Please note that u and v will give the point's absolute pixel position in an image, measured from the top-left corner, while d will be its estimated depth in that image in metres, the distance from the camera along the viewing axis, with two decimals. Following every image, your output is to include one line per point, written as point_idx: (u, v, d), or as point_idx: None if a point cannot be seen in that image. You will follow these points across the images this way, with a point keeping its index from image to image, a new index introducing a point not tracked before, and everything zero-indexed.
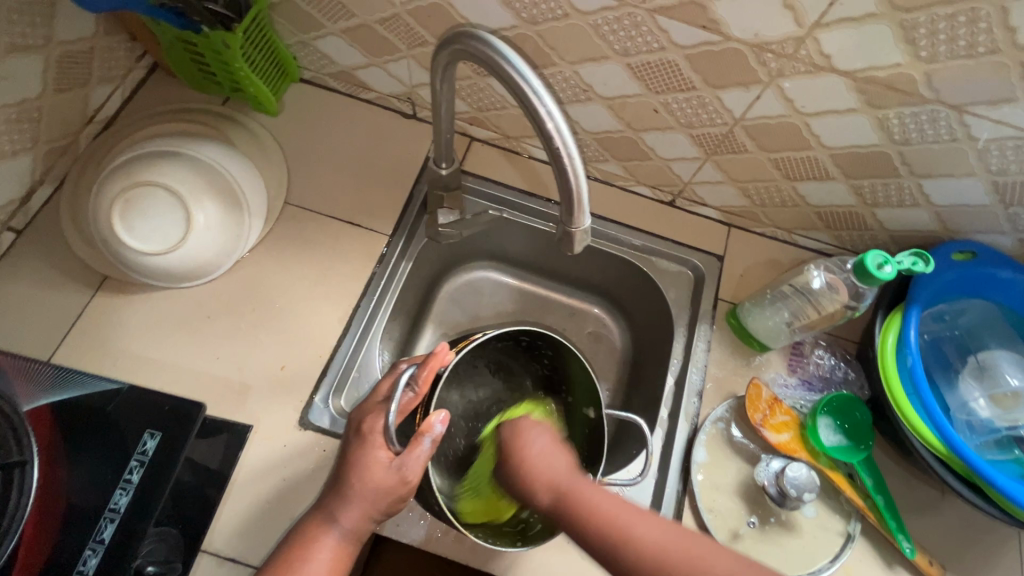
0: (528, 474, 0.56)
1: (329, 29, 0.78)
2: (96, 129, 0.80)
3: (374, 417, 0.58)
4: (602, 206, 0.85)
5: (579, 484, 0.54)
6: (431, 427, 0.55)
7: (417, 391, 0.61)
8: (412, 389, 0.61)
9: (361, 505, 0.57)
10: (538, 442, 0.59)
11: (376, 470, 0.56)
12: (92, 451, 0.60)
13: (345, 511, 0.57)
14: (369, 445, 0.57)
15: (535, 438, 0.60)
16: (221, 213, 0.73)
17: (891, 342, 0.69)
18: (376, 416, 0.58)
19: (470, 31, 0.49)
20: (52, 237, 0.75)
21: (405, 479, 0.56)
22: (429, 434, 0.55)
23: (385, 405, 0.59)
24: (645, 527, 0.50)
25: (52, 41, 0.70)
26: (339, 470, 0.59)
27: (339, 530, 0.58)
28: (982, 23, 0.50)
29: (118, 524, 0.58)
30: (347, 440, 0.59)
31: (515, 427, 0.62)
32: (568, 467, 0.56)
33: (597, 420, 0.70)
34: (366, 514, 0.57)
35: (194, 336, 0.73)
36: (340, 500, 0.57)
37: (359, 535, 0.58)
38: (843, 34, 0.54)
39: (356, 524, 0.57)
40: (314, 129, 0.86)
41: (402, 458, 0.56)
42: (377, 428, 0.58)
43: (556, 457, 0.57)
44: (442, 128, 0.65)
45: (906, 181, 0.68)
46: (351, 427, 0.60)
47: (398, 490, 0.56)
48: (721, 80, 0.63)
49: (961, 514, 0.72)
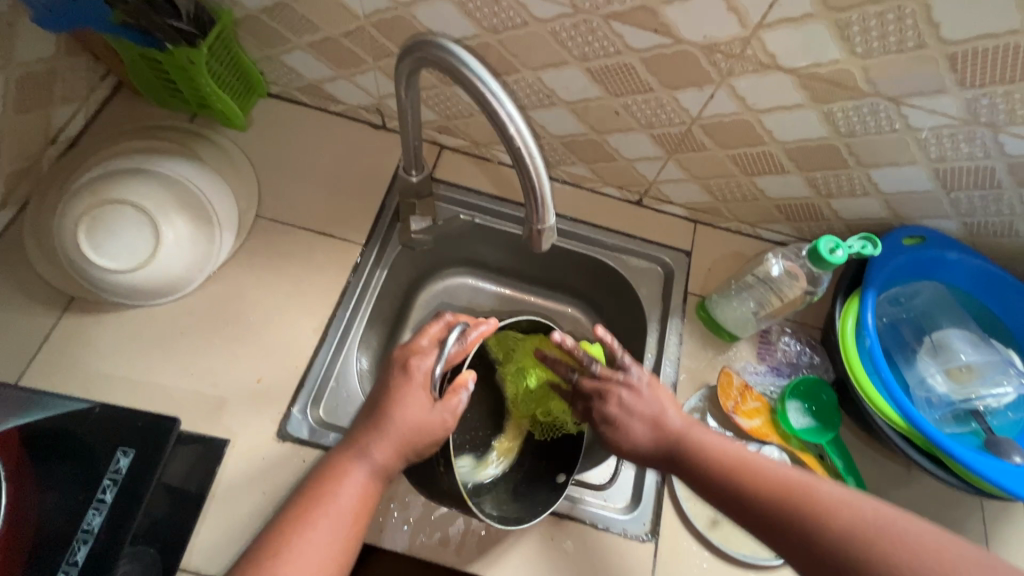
0: (642, 417, 0.63)
1: (295, 44, 0.79)
2: (60, 149, 0.79)
3: (421, 358, 0.62)
4: (572, 208, 0.87)
5: (702, 435, 0.61)
6: (466, 382, 0.63)
7: (464, 346, 0.66)
8: (461, 343, 0.66)
9: (396, 440, 0.58)
10: (649, 397, 0.64)
11: (420, 408, 0.59)
12: (61, 474, 0.58)
13: (379, 446, 0.58)
14: (414, 383, 0.60)
15: (649, 402, 0.64)
16: (191, 227, 0.73)
17: (851, 326, 0.72)
18: (425, 359, 0.62)
19: (430, 39, 0.51)
20: (16, 259, 0.74)
21: (445, 422, 0.60)
22: (466, 387, 0.63)
23: (434, 351, 0.63)
24: (772, 467, 0.56)
25: (11, 62, 0.70)
26: (376, 405, 0.60)
27: (368, 465, 0.58)
28: (908, 21, 0.54)
29: (91, 545, 0.56)
30: (390, 373, 0.61)
31: (626, 386, 0.65)
32: (674, 413, 0.63)
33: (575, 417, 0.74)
34: (399, 450, 0.58)
35: (166, 353, 0.72)
36: (375, 432, 0.58)
37: (387, 472, 0.58)
38: (785, 34, 0.58)
39: (388, 461, 0.58)
40: (284, 142, 0.86)
41: (442, 405, 0.61)
42: (424, 369, 0.61)
43: (671, 408, 0.63)
44: (409, 135, 0.66)
45: (855, 171, 0.72)
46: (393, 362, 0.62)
47: (436, 429, 0.59)
48: (676, 81, 0.66)
49: (927, 488, 0.75)
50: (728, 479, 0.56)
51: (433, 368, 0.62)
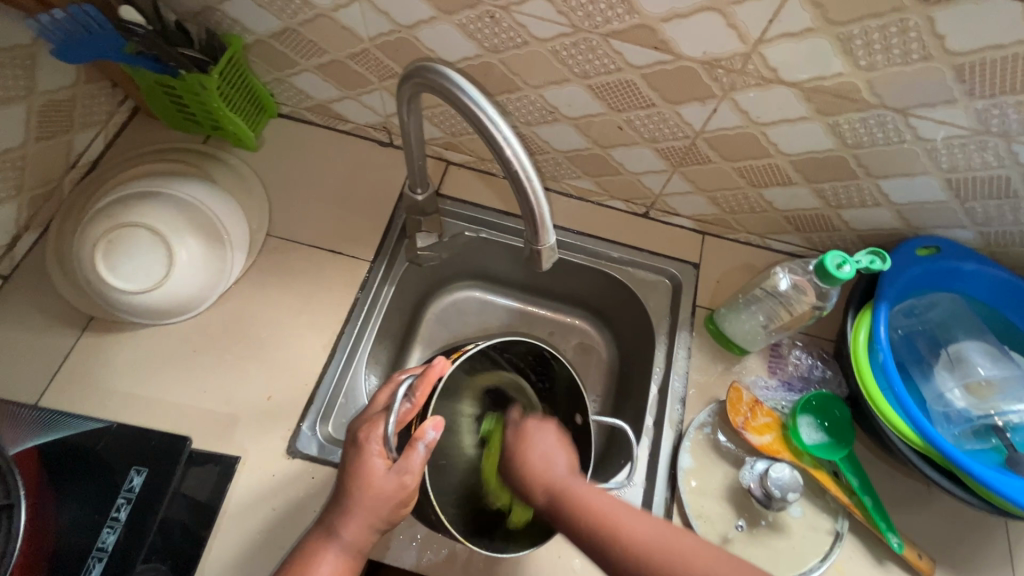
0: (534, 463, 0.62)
1: (303, 66, 0.81)
2: (80, 173, 0.82)
3: (370, 427, 0.60)
4: (578, 222, 0.87)
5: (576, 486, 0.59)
6: (424, 433, 0.56)
7: (414, 403, 0.61)
8: (409, 401, 0.61)
9: (362, 516, 0.58)
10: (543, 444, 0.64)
11: (374, 476, 0.57)
12: (76, 494, 0.59)
13: (346, 524, 0.58)
14: (366, 453, 0.58)
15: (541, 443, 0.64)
16: (203, 248, 0.75)
17: (863, 340, 0.71)
18: (373, 426, 0.59)
19: (428, 65, 0.52)
20: (38, 281, 0.76)
21: (404, 483, 0.57)
22: (423, 440, 0.56)
23: (381, 415, 0.60)
24: (635, 525, 0.54)
25: (34, 92, 0.73)
26: (341, 482, 0.60)
27: (339, 544, 0.59)
28: (913, 33, 0.53)
29: (106, 563, 0.57)
30: (346, 451, 0.61)
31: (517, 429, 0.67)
32: (565, 466, 0.61)
33: (584, 427, 0.69)
34: (366, 526, 0.58)
35: (180, 370, 0.74)
36: (341, 512, 0.59)
37: (360, 546, 0.59)
38: (786, 48, 0.57)
39: (357, 537, 0.59)
40: (294, 161, 0.88)
41: (400, 464, 0.57)
42: (374, 437, 0.59)
43: (559, 455, 0.63)
44: (413, 155, 0.67)
45: (864, 182, 0.71)
46: (348, 437, 0.61)
47: (398, 496, 0.58)
48: (678, 96, 0.66)
49: (946, 506, 0.73)
50: (597, 540, 0.55)
51: (380, 433, 0.59)
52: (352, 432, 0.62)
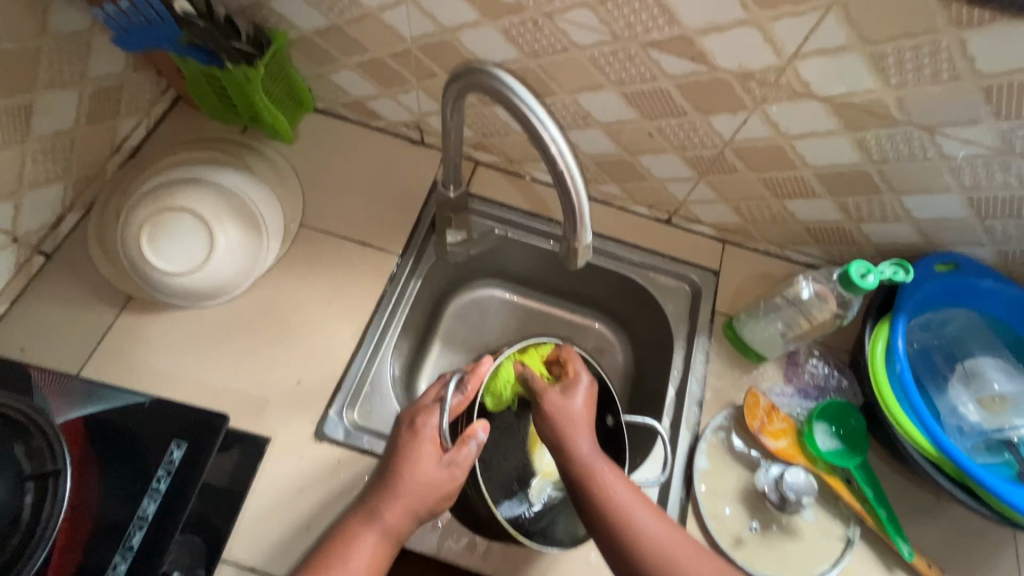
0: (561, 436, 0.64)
1: (344, 63, 0.83)
2: (123, 158, 0.85)
3: (427, 414, 0.62)
4: (602, 225, 0.89)
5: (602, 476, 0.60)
6: (475, 432, 0.61)
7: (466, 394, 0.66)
8: (462, 392, 0.66)
9: (406, 500, 0.60)
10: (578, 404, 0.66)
11: (427, 463, 0.60)
12: (117, 464, 0.61)
13: (389, 508, 0.60)
14: (422, 438, 0.61)
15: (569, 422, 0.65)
16: (242, 235, 0.77)
17: (881, 351, 0.73)
18: (430, 413, 0.63)
19: (479, 66, 0.54)
20: (80, 259, 0.79)
21: (454, 475, 0.60)
22: (475, 438, 0.61)
23: (438, 405, 0.63)
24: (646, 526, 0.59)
25: (86, 77, 0.76)
26: (389, 464, 0.61)
27: (380, 527, 0.60)
28: (944, 53, 0.55)
29: (146, 531, 0.59)
30: (398, 432, 0.63)
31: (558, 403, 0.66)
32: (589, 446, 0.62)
33: (616, 427, 0.72)
34: (409, 510, 0.60)
35: (212, 352, 0.76)
36: (386, 496, 0.60)
37: (398, 533, 0.60)
38: (820, 64, 0.60)
39: (397, 523, 0.60)
40: (327, 156, 0.91)
41: (451, 456, 0.60)
42: (430, 425, 0.62)
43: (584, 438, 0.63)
44: (450, 152, 0.69)
45: (887, 197, 0.73)
46: (402, 420, 0.63)
47: (447, 486, 0.60)
48: (709, 106, 0.68)
49: (957, 518, 0.74)
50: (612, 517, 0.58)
51: (437, 421, 0.62)
52: (407, 415, 0.64)
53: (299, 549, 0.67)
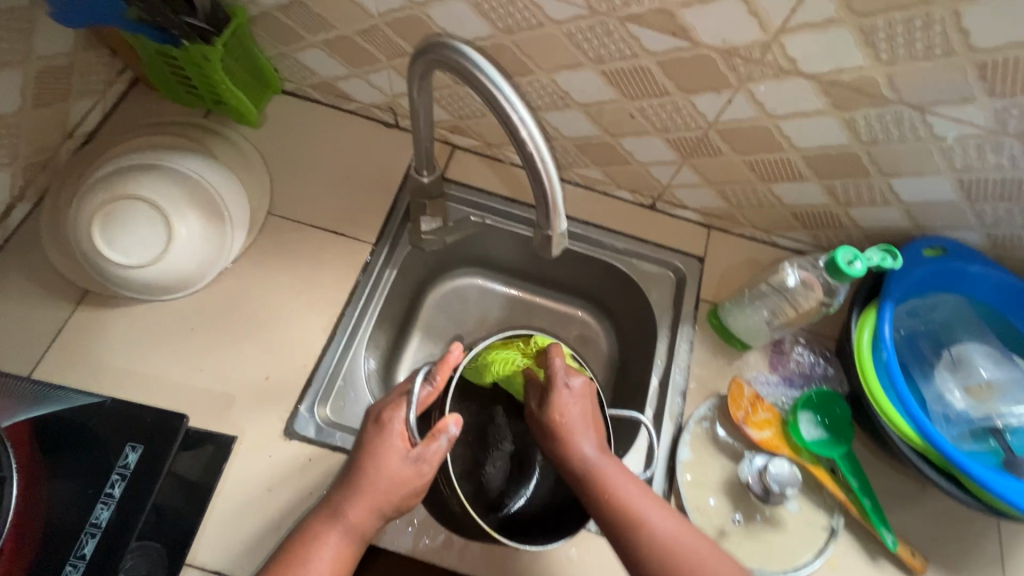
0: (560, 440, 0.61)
1: (310, 41, 0.79)
2: (77, 143, 0.80)
3: (394, 408, 0.60)
4: (584, 211, 0.86)
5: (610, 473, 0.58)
6: (447, 426, 0.58)
7: (436, 385, 0.64)
8: (431, 383, 0.64)
9: (371, 498, 0.57)
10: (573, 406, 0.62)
11: (393, 459, 0.58)
12: (69, 469, 0.58)
13: (353, 506, 0.57)
14: (388, 433, 0.59)
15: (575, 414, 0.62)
16: (203, 224, 0.73)
17: (867, 339, 0.71)
18: (398, 407, 0.60)
19: (445, 41, 0.51)
20: (31, 251, 0.75)
21: (421, 471, 0.58)
22: (445, 433, 0.58)
23: (406, 398, 0.61)
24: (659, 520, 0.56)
25: (30, 56, 0.71)
26: (355, 459, 0.59)
27: (343, 526, 0.57)
28: (937, 27, 0.52)
29: (99, 539, 0.56)
30: (365, 428, 0.60)
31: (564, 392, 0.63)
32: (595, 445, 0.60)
33: None
34: (374, 508, 0.57)
35: (175, 348, 0.73)
36: (351, 493, 0.58)
37: (363, 532, 0.58)
38: (807, 39, 0.56)
39: (362, 522, 0.57)
40: (296, 140, 0.86)
41: (420, 451, 0.58)
42: (397, 419, 0.59)
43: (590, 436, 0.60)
44: (421, 134, 0.65)
45: (875, 180, 0.70)
46: (369, 416, 0.61)
47: (414, 483, 0.58)
48: (692, 85, 0.65)
49: (940, 506, 0.73)
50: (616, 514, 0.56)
51: (405, 415, 0.59)
52: (373, 411, 0.62)
53: (267, 551, 0.65)
